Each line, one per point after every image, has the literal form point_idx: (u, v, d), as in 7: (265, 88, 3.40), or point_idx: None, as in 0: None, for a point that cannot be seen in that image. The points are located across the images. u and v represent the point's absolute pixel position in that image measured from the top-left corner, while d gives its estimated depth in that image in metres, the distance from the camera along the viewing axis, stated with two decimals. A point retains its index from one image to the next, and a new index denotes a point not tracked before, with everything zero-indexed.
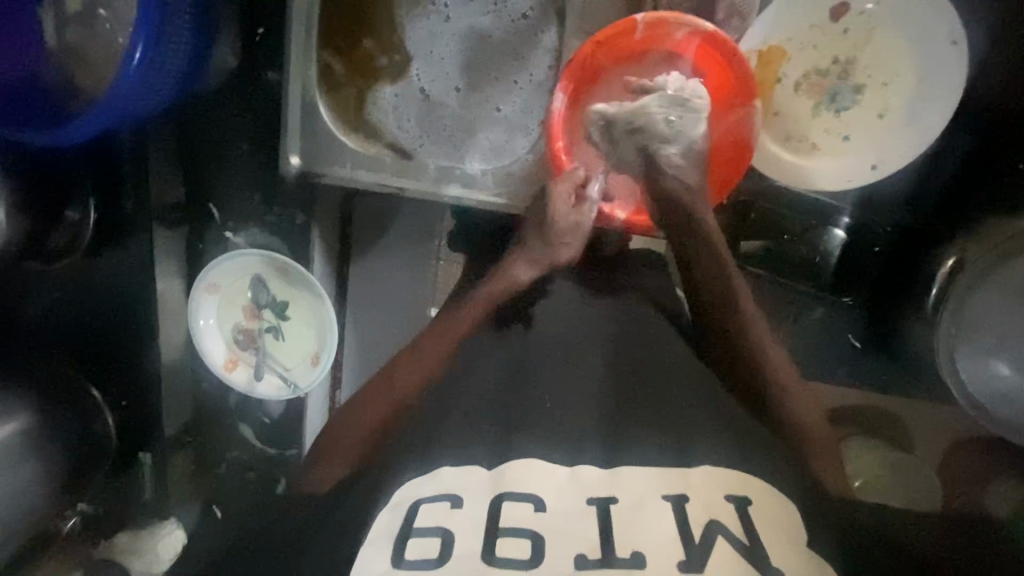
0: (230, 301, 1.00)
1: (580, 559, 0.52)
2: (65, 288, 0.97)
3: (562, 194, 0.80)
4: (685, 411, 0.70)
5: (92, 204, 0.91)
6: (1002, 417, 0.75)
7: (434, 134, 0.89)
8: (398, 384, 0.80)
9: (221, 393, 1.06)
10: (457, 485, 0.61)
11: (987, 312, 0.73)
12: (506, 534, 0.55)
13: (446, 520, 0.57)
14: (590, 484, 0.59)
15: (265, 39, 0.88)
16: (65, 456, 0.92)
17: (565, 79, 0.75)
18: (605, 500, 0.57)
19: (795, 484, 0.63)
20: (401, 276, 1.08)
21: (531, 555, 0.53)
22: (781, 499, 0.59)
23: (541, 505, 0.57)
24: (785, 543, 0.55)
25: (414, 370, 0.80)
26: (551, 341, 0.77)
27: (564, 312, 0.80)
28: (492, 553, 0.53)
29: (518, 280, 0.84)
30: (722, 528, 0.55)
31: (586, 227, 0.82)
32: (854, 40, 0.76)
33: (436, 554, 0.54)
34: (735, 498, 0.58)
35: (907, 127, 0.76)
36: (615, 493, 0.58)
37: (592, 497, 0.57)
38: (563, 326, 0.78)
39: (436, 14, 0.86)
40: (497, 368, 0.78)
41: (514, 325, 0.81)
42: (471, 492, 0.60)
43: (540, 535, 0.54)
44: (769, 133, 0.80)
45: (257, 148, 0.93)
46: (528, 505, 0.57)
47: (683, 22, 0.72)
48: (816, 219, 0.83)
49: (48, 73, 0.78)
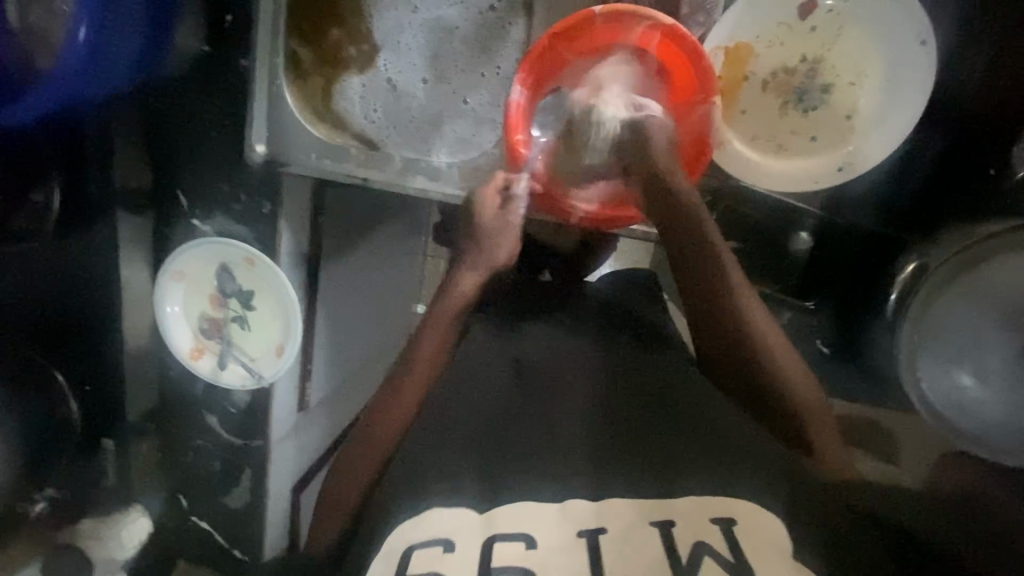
0: (197, 288, 1.00)
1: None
2: (24, 271, 0.96)
3: (490, 191, 0.80)
4: (654, 442, 0.65)
5: (56, 188, 0.90)
6: (961, 427, 0.73)
7: (400, 126, 0.89)
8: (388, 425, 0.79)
9: (186, 380, 1.05)
10: (452, 528, 0.59)
11: (957, 321, 0.71)
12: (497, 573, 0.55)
13: (440, 563, 0.57)
14: (582, 517, 0.59)
15: (233, 25, 0.88)
16: (29, 439, 0.93)
17: (523, 70, 0.73)
18: (597, 531, 0.57)
19: (781, 493, 0.59)
20: (380, 263, 1.11)
21: None
22: (776, 523, 0.57)
23: (532, 543, 0.57)
24: (771, 551, 0.55)
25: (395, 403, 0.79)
26: (540, 375, 0.74)
27: (543, 348, 0.77)
28: None
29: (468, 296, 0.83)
30: (710, 549, 0.55)
31: (512, 226, 0.82)
32: (822, 39, 0.75)
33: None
34: (721, 521, 0.57)
35: (874, 129, 0.75)
36: (604, 522, 0.58)
37: (585, 529, 0.58)
38: (543, 359, 0.76)
39: (404, 4, 0.85)
40: (475, 397, 0.73)
41: (497, 362, 0.76)
42: (463, 536, 0.59)
43: (534, 574, 0.55)
44: (734, 131, 0.77)
45: (223, 133, 0.91)
46: (519, 544, 0.57)
47: (643, 17, 0.71)
48: (782, 223, 0.82)
49: (3, 50, 0.77)
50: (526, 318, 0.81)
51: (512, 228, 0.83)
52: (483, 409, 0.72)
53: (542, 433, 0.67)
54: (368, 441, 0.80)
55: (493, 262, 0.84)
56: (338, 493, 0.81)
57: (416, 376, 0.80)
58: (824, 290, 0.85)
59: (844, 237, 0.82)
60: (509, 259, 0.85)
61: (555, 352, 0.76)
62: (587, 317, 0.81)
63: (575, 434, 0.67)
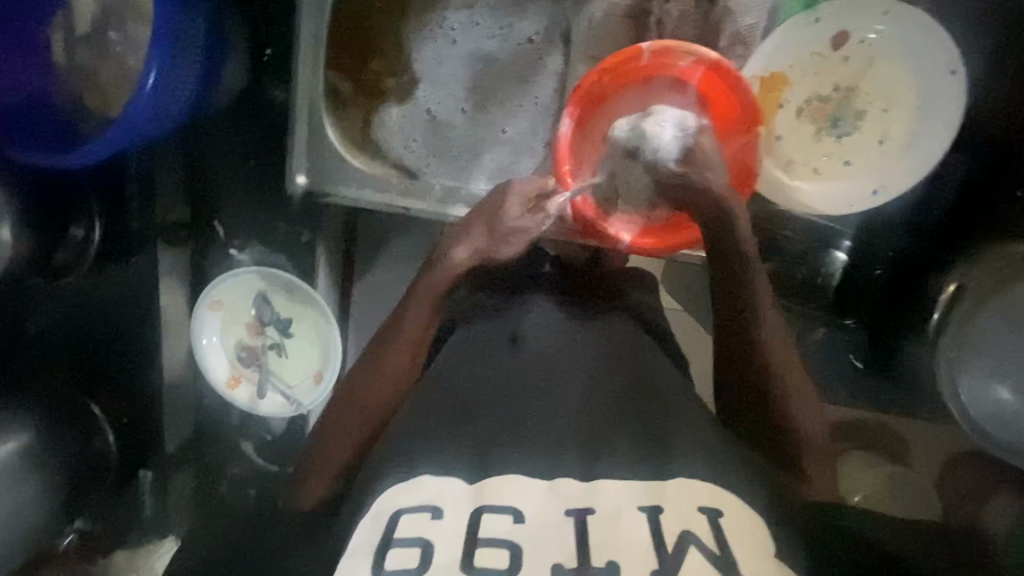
0: (233, 316, 0.98)
1: (556, 569, 0.48)
2: (66, 304, 0.98)
3: (521, 193, 0.81)
4: (682, 438, 0.62)
5: (96, 220, 0.89)
6: (1000, 438, 0.77)
7: (440, 155, 0.90)
8: (376, 395, 0.76)
9: (222, 409, 1.05)
10: (438, 494, 0.55)
11: (988, 338, 0.76)
12: (484, 545, 0.50)
13: (428, 529, 0.52)
14: (571, 497, 0.54)
15: (272, 59, 0.89)
16: (66, 472, 0.91)
17: (572, 104, 0.79)
18: (584, 510, 0.53)
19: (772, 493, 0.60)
20: (394, 285, 1.02)
21: (508, 564, 0.49)
22: (747, 508, 0.55)
23: (520, 517, 0.52)
24: (749, 538, 0.52)
25: (382, 382, 0.77)
26: (536, 358, 0.70)
27: (539, 321, 0.73)
28: (470, 564, 0.49)
29: (455, 270, 0.79)
30: (695, 537, 0.51)
31: (540, 231, 0.82)
32: (855, 68, 0.79)
33: (417, 562, 0.50)
34: (707, 510, 0.54)
35: (906, 153, 0.79)
36: (593, 502, 0.54)
37: (571, 507, 0.53)
38: (537, 331, 0.72)
39: (443, 37, 0.87)
40: (471, 374, 0.70)
41: (491, 342, 0.72)
42: (454, 504, 0.54)
43: (519, 546, 0.50)
44: (773, 158, 0.82)
45: (262, 164, 0.94)
46: (507, 516, 0.52)
47: (688, 51, 0.76)
48: (819, 242, 0.87)
49: (59, 93, 0.78)
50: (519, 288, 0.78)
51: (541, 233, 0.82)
52: (462, 391, 0.68)
53: (548, 411, 0.64)
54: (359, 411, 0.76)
55: (492, 255, 0.80)
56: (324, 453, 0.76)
57: (409, 327, 0.78)
58: (860, 307, 0.88)
59: (877, 254, 0.85)
60: (512, 259, 0.81)
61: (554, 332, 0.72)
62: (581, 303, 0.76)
63: (571, 405, 0.65)
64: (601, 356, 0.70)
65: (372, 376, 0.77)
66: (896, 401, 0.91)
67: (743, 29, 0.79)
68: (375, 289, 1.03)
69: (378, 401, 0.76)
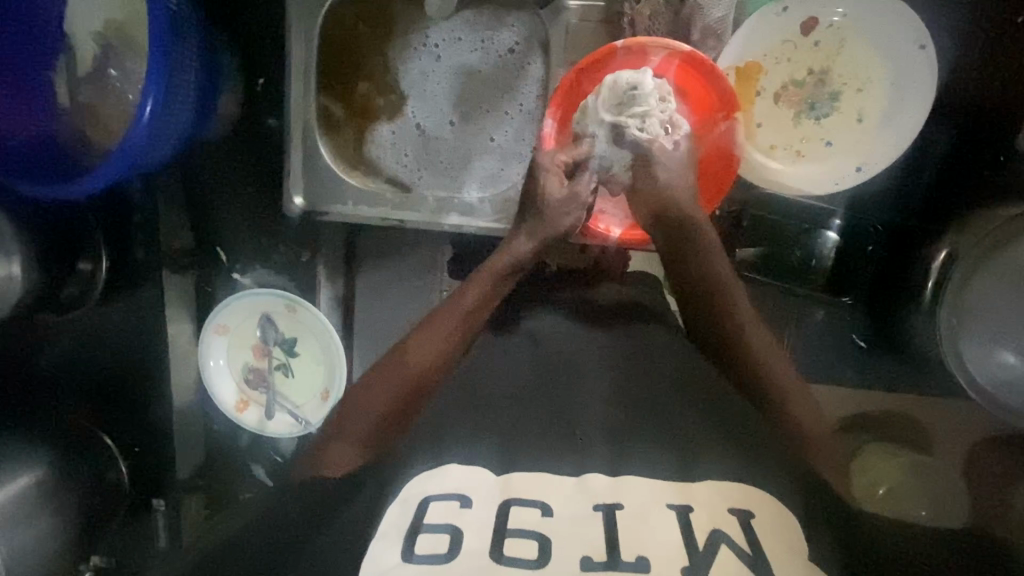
0: (239, 340, 0.99)
1: (585, 562, 0.48)
2: (75, 339, 1.00)
3: (555, 168, 0.81)
4: (691, 419, 0.63)
5: (102, 255, 0.93)
6: (1010, 402, 0.78)
7: (432, 167, 0.92)
8: (414, 365, 0.73)
9: (233, 433, 1.05)
10: (465, 483, 0.56)
11: (985, 301, 0.77)
12: (512, 535, 0.51)
13: (456, 516, 0.52)
14: (596, 491, 0.54)
15: (266, 87, 0.93)
16: (81, 505, 0.91)
17: (551, 105, 0.82)
18: (612, 506, 0.53)
19: (795, 486, 0.57)
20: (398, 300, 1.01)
21: (537, 555, 0.49)
22: (783, 510, 0.53)
23: (547, 510, 0.53)
24: (780, 541, 0.51)
25: (430, 350, 0.73)
26: (560, 365, 0.69)
27: (557, 328, 0.75)
28: (499, 552, 0.49)
29: (519, 254, 0.79)
30: (726, 536, 0.50)
31: (582, 198, 0.81)
32: (826, 51, 0.83)
33: (446, 549, 0.50)
34: (736, 511, 0.53)
35: (883, 128, 0.82)
36: (620, 498, 0.54)
37: (599, 503, 0.53)
38: (556, 336, 0.73)
39: (428, 54, 0.90)
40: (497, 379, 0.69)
41: (511, 337, 0.75)
42: (482, 495, 0.54)
43: (547, 537, 0.50)
44: (754, 144, 0.85)
45: (261, 189, 0.97)
46: (535, 510, 0.53)
47: (661, 46, 0.78)
48: (807, 224, 0.88)
49: (62, 131, 0.82)
50: (528, 305, 0.79)
51: (584, 202, 0.81)
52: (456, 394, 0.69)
53: (563, 404, 0.65)
54: (396, 372, 0.73)
55: (555, 224, 0.80)
56: (349, 426, 0.72)
57: (463, 305, 0.76)
58: (857, 282, 0.90)
59: (869, 230, 0.87)
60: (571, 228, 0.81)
61: (566, 335, 0.73)
62: (597, 320, 0.75)
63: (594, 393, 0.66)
64: (621, 364, 0.69)
65: (401, 355, 0.74)
66: (906, 379, 0.92)
67: (714, 22, 0.80)
68: (374, 299, 1.01)
69: (416, 375, 0.72)
